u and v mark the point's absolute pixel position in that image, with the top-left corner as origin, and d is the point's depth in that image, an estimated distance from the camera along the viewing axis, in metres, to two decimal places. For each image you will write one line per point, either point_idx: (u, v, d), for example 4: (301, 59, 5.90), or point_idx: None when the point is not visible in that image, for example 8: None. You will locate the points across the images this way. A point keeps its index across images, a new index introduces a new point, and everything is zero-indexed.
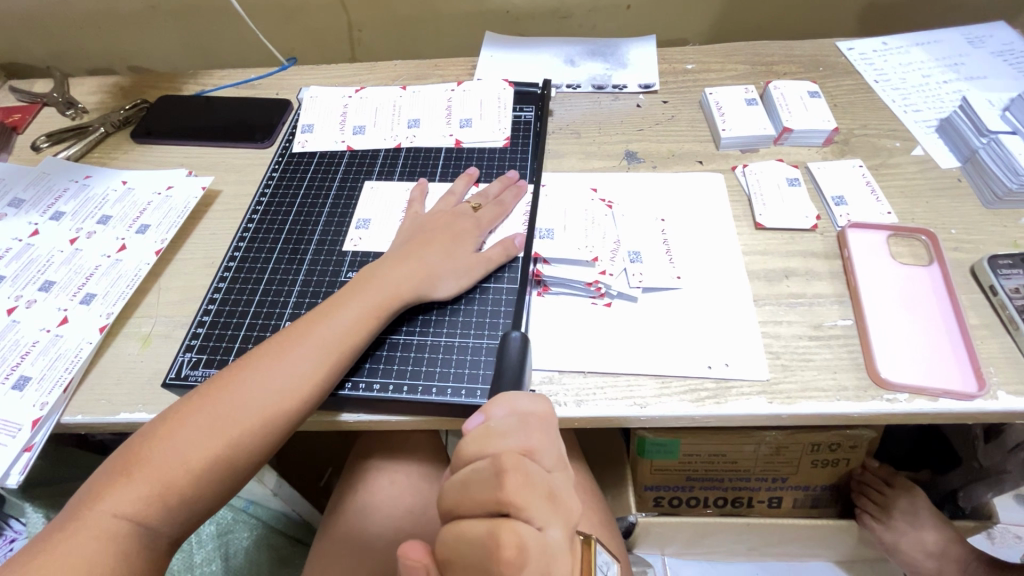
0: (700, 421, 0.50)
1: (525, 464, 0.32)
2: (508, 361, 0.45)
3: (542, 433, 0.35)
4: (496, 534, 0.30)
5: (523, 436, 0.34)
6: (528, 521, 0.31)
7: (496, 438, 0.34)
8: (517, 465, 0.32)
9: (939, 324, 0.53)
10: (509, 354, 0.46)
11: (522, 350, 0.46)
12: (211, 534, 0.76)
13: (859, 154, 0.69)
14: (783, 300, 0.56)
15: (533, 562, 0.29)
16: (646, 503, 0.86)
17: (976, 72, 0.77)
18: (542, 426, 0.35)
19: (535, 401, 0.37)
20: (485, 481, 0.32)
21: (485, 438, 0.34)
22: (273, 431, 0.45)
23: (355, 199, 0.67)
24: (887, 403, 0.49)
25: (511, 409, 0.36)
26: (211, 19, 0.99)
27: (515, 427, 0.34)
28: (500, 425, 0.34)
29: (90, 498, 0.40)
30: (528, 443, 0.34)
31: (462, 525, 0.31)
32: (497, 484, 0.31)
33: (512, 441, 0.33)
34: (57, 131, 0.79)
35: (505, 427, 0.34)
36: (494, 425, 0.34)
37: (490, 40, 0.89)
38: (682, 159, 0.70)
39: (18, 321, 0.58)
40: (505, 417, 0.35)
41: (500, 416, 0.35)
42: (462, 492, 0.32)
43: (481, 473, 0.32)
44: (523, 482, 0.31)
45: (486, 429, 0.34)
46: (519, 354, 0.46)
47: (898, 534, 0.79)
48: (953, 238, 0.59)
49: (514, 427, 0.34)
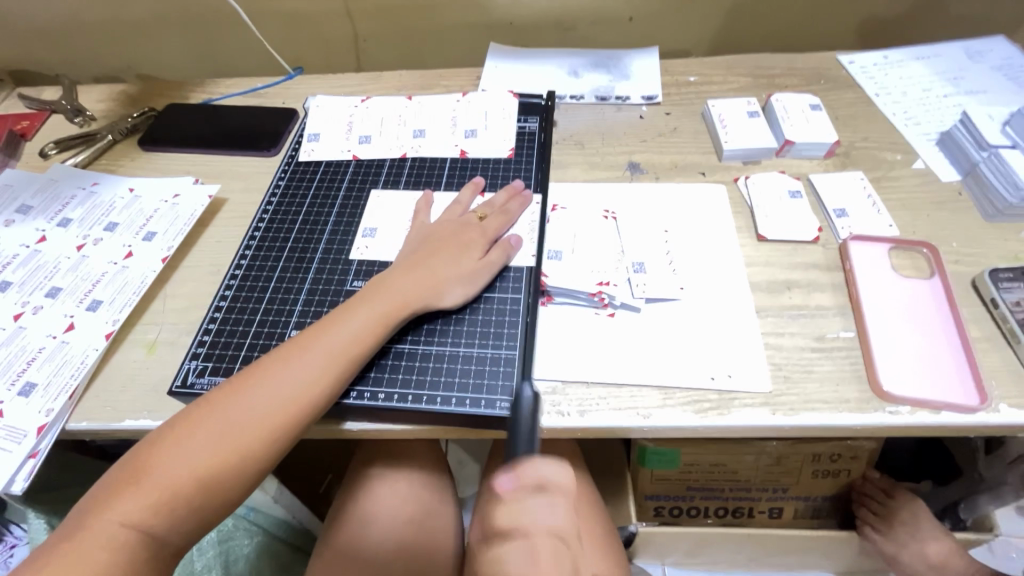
0: (703, 432, 0.51)
1: (555, 542, 0.36)
2: (521, 420, 0.46)
3: (563, 503, 0.38)
4: None
5: (551, 513, 0.37)
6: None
7: (529, 514, 0.36)
8: (548, 544, 0.35)
9: (941, 336, 0.53)
10: (520, 415, 0.47)
11: (533, 408, 0.47)
12: (213, 541, 0.77)
13: (860, 167, 0.69)
14: (785, 311, 0.57)
15: None
16: (646, 512, 0.86)
17: (976, 86, 0.77)
18: (565, 500, 0.38)
19: (559, 470, 0.39)
20: (520, 561, 0.35)
21: (514, 512, 0.36)
22: (280, 439, 0.45)
23: (361, 208, 0.68)
24: (889, 415, 0.49)
25: (538, 480, 0.38)
26: (218, 28, 1.00)
27: (544, 502, 0.37)
28: (530, 500, 0.37)
29: (96, 506, 0.40)
30: (556, 519, 0.37)
31: None
32: (530, 563, 0.34)
33: (540, 517, 0.36)
34: (65, 138, 0.80)
35: (532, 502, 0.37)
36: (524, 499, 0.37)
37: (495, 51, 0.90)
38: (684, 171, 0.70)
39: (25, 327, 0.58)
40: (534, 490, 0.38)
41: (529, 487, 0.38)
42: (495, 566, 0.36)
43: (515, 550, 0.35)
44: (553, 561, 0.35)
45: (517, 502, 0.37)
46: (530, 412, 0.47)
47: (898, 546, 0.79)
48: (954, 251, 0.60)
49: (543, 501, 0.37)
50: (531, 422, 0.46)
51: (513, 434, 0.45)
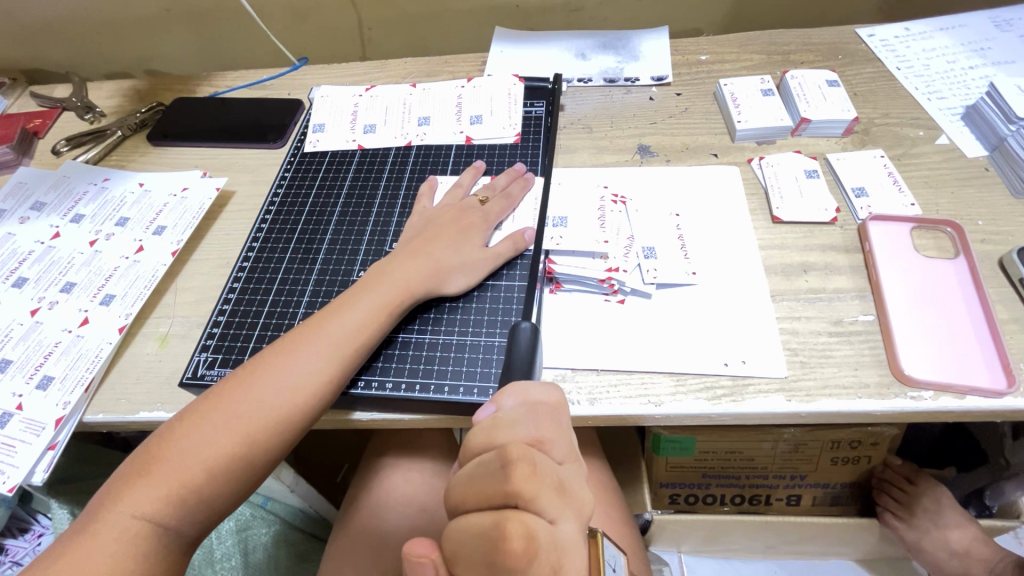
0: (717, 419, 0.49)
1: (533, 456, 0.32)
2: (519, 351, 0.47)
3: (552, 421, 0.36)
4: (502, 525, 0.29)
5: (532, 427, 0.34)
6: (539, 514, 0.30)
7: (503, 429, 0.34)
8: (524, 455, 0.32)
9: (964, 319, 0.51)
10: (519, 345, 0.47)
11: (532, 339, 0.47)
12: (231, 529, 0.78)
13: (881, 145, 0.67)
14: (801, 295, 0.55)
15: (545, 553, 0.29)
16: (662, 500, 0.85)
17: (1004, 57, 0.74)
18: (551, 413, 0.36)
19: (546, 391, 0.38)
20: (489, 477, 0.31)
21: (492, 429, 0.34)
22: (288, 430, 0.45)
23: (409, 200, 0.66)
24: (911, 400, 0.48)
25: (521, 399, 0.37)
26: (224, 21, 0.99)
27: (523, 417, 0.35)
28: (508, 415, 0.35)
29: (107, 503, 0.40)
30: (536, 434, 0.34)
31: (466, 519, 0.31)
32: (503, 475, 0.31)
33: (519, 432, 0.34)
34: (76, 135, 0.80)
35: (512, 416, 0.35)
36: (503, 416, 0.35)
37: (500, 35, 0.88)
38: (696, 153, 0.68)
39: (41, 323, 0.59)
40: (514, 407, 0.36)
41: (510, 408, 0.36)
42: (467, 484, 0.32)
43: (488, 465, 0.32)
44: (530, 473, 0.31)
45: (494, 420, 0.35)
46: (530, 344, 0.47)
47: (921, 533, 0.77)
48: (980, 230, 0.57)
49: (523, 416, 0.35)
50: (529, 359, 0.46)
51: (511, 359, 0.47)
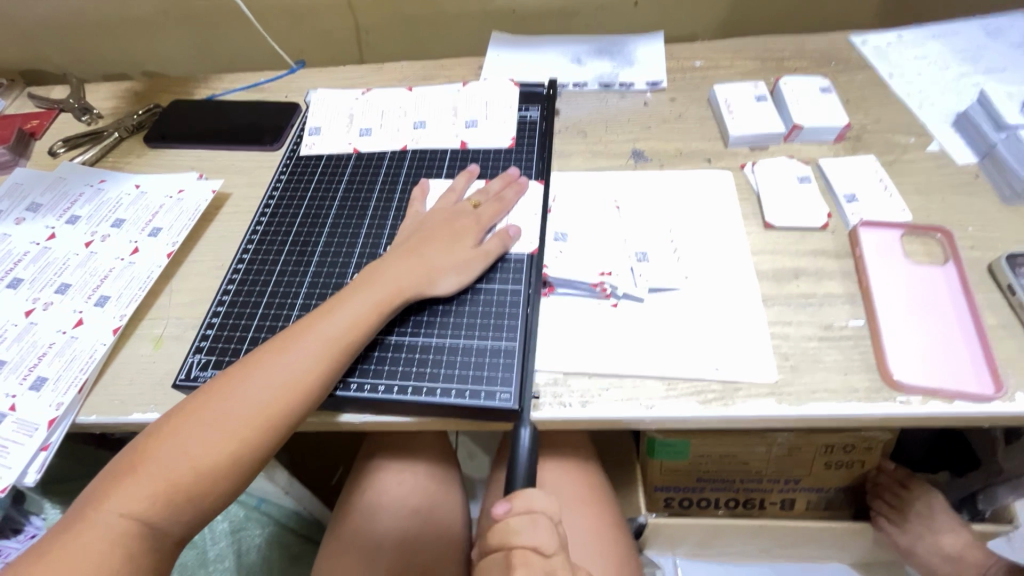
0: (708, 423, 0.50)
1: (532, 560, 0.39)
2: (517, 462, 0.49)
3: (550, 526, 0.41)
4: None
5: (533, 532, 0.40)
6: None
7: (512, 533, 0.40)
8: (524, 560, 0.39)
9: (953, 324, 0.52)
10: (519, 455, 0.49)
11: (531, 452, 0.49)
12: (224, 530, 0.78)
13: (872, 151, 0.67)
14: (792, 299, 0.55)
15: None
16: (656, 503, 0.85)
17: (995, 64, 0.75)
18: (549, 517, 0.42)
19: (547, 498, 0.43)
20: (497, 572, 0.40)
21: (502, 533, 0.41)
22: (277, 429, 0.46)
23: (403, 203, 0.67)
24: (900, 405, 0.48)
25: (527, 506, 0.42)
26: (222, 24, 1.00)
27: (527, 523, 0.41)
28: (515, 521, 0.41)
29: (94, 501, 0.41)
30: (538, 540, 0.40)
31: None
32: None
33: (524, 537, 0.40)
34: (73, 136, 0.81)
35: (519, 522, 0.41)
36: (512, 520, 0.41)
37: (496, 39, 0.89)
38: (690, 158, 0.69)
39: (36, 323, 0.59)
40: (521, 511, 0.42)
41: (516, 511, 0.42)
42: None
43: (498, 566, 0.40)
44: None
45: (506, 523, 0.41)
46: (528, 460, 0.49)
47: (914, 537, 0.77)
48: (970, 236, 0.58)
49: (525, 521, 0.41)
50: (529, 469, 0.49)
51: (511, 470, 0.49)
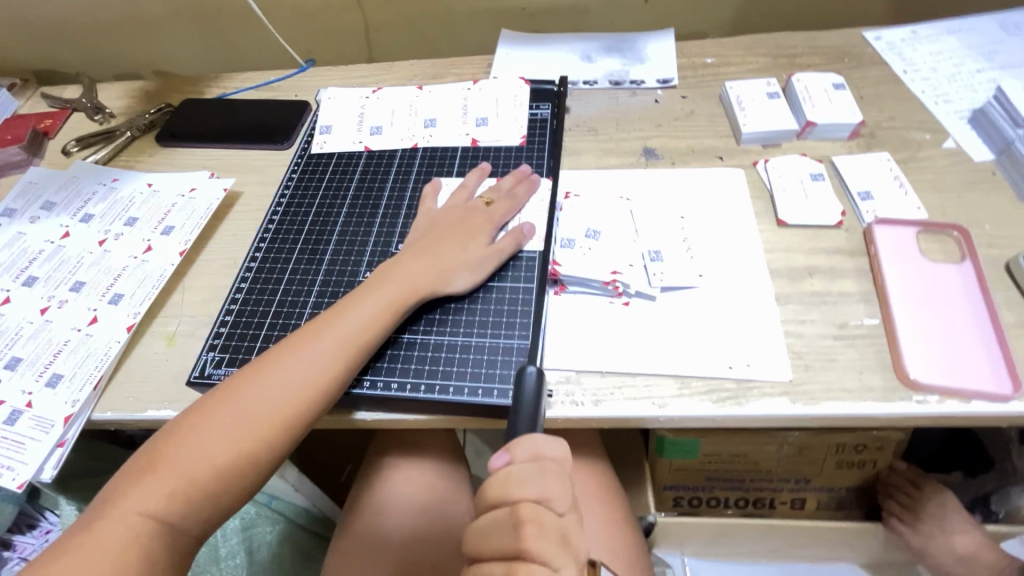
0: (722, 422, 0.49)
1: (541, 514, 0.35)
2: (523, 405, 0.42)
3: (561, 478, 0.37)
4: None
5: (541, 483, 0.36)
6: (545, 564, 0.34)
7: (513, 484, 0.36)
8: (534, 516, 0.35)
9: (970, 322, 0.51)
10: (525, 386, 0.43)
11: (538, 385, 0.43)
12: (235, 528, 0.79)
13: (887, 148, 0.66)
14: (806, 298, 0.55)
15: None
16: (665, 502, 0.85)
17: (1012, 60, 0.74)
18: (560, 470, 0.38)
19: (556, 443, 0.39)
20: (505, 534, 0.35)
21: (503, 486, 0.37)
22: (292, 428, 0.46)
23: (414, 201, 0.67)
24: (917, 405, 0.48)
25: (532, 453, 0.38)
26: (232, 24, 1.00)
27: (534, 474, 0.37)
28: (520, 471, 0.37)
29: (112, 499, 0.41)
30: (545, 491, 0.36)
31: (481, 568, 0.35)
32: (515, 535, 0.35)
33: (530, 489, 0.36)
34: (86, 136, 0.81)
35: (522, 474, 0.36)
36: (514, 471, 0.37)
37: (506, 37, 0.88)
38: (701, 155, 0.68)
39: (51, 321, 0.59)
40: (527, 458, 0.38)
41: (520, 460, 0.37)
42: (482, 539, 0.36)
43: (502, 524, 0.36)
44: (538, 533, 0.35)
45: (507, 474, 0.37)
46: (535, 390, 0.43)
47: (926, 538, 0.77)
48: (986, 234, 0.57)
49: (534, 474, 0.36)
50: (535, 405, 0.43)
51: (515, 415, 0.42)
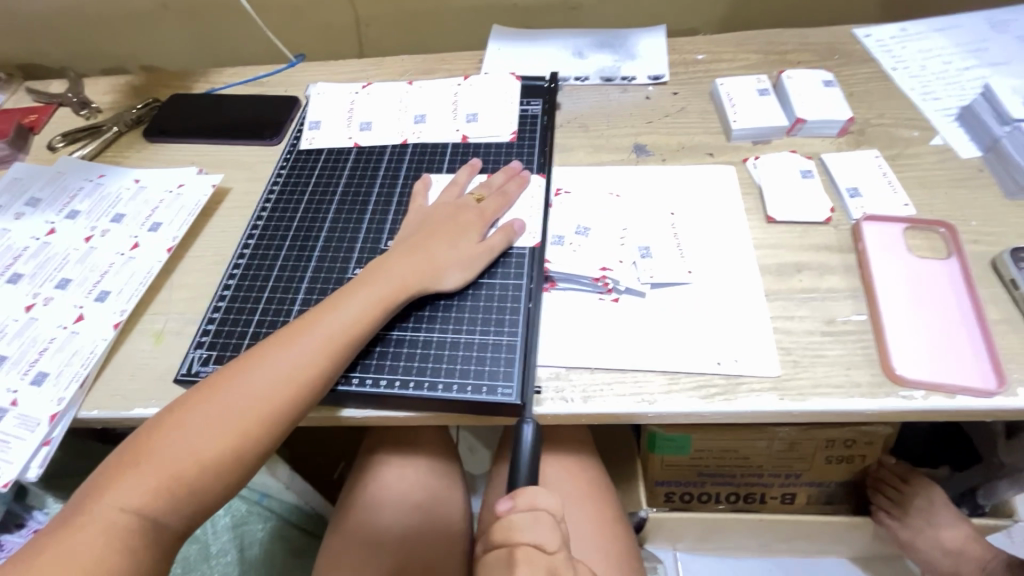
0: (711, 417, 0.50)
1: (534, 555, 0.38)
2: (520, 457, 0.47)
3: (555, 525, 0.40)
4: None
5: (535, 530, 0.40)
6: None
7: (514, 530, 0.40)
8: (527, 557, 0.38)
9: (956, 318, 0.52)
10: (523, 442, 0.47)
11: (536, 442, 0.47)
12: (228, 525, 0.77)
13: (875, 145, 0.67)
14: (795, 294, 0.55)
15: None
16: (657, 498, 0.86)
17: (1000, 58, 0.74)
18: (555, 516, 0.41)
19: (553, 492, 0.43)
20: (500, 572, 0.39)
21: (504, 530, 0.40)
22: (278, 424, 0.46)
23: (404, 197, 0.66)
24: (903, 400, 0.48)
25: (530, 503, 0.41)
26: (221, 18, 0.99)
27: (530, 521, 0.40)
28: (517, 519, 0.40)
29: (94, 494, 0.41)
30: (539, 536, 0.39)
31: None
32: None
33: (526, 534, 0.39)
34: (72, 131, 0.80)
35: (520, 522, 0.40)
36: (514, 517, 0.41)
37: (497, 32, 0.88)
38: (692, 152, 0.68)
39: (36, 318, 0.59)
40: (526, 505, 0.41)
41: (519, 508, 0.41)
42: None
43: (500, 566, 0.39)
44: (531, 573, 0.37)
45: (508, 521, 0.41)
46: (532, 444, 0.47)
47: (913, 531, 0.78)
48: (972, 230, 0.58)
49: (529, 519, 0.40)
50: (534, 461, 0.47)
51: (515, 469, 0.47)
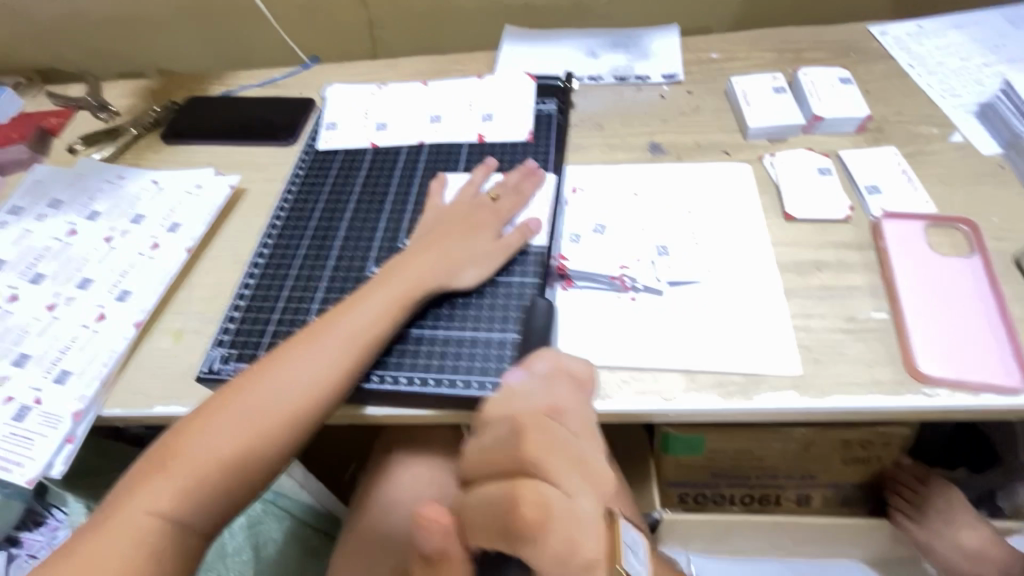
0: (731, 415, 0.49)
1: (548, 422, 0.36)
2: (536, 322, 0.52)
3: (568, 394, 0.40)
4: (514, 493, 0.32)
5: (547, 397, 0.39)
6: (555, 485, 0.32)
7: (522, 400, 0.38)
8: (539, 424, 0.35)
9: (979, 315, 0.51)
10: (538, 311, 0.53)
11: (549, 311, 0.53)
12: (242, 525, 0.80)
13: (893, 142, 0.66)
14: (814, 291, 0.55)
15: (558, 522, 0.31)
16: (671, 499, 0.85)
17: (1018, 54, 0.74)
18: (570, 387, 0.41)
19: (574, 368, 0.43)
20: (504, 438, 0.35)
21: (509, 399, 0.39)
22: (299, 425, 0.46)
23: (420, 197, 0.67)
24: (927, 398, 0.47)
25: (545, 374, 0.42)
26: (236, 22, 1.00)
27: (541, 386, 0.40)
28: (525, 389, 0.40)
29: (123, 497, 0.41)
30: (551, 403, 0.38)
31: (483, 485, 0.34)
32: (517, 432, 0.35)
33: (537, 396, 0.39)
34: (92, 134, 0.82)
35: (530, 392, 0.40)
36: (525, 386, 0.41)
37: (510, 33, 0.88)
38: (707, 150, 0.68)
39: (58, 318, 0.60)
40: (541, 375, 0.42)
41: (533, 379, 0.41)
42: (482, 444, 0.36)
43: (504, 433, 0.35)
44: (543, 427, 0.35)
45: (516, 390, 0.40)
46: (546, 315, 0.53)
47: (932, 533, 0.76)
48: (995, 227, 0.57)
49: (541, 384, 0.40)
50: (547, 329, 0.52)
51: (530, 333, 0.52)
